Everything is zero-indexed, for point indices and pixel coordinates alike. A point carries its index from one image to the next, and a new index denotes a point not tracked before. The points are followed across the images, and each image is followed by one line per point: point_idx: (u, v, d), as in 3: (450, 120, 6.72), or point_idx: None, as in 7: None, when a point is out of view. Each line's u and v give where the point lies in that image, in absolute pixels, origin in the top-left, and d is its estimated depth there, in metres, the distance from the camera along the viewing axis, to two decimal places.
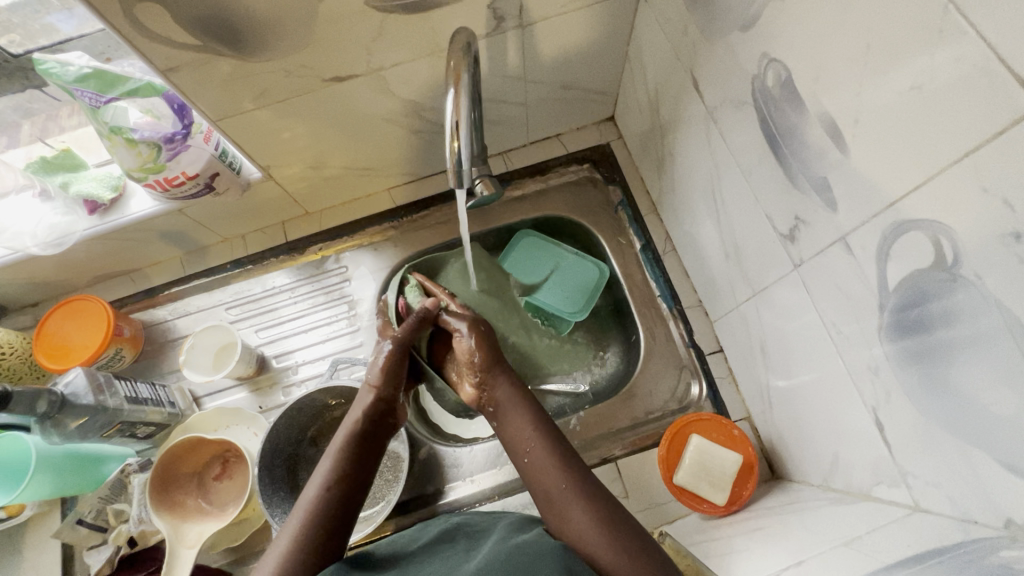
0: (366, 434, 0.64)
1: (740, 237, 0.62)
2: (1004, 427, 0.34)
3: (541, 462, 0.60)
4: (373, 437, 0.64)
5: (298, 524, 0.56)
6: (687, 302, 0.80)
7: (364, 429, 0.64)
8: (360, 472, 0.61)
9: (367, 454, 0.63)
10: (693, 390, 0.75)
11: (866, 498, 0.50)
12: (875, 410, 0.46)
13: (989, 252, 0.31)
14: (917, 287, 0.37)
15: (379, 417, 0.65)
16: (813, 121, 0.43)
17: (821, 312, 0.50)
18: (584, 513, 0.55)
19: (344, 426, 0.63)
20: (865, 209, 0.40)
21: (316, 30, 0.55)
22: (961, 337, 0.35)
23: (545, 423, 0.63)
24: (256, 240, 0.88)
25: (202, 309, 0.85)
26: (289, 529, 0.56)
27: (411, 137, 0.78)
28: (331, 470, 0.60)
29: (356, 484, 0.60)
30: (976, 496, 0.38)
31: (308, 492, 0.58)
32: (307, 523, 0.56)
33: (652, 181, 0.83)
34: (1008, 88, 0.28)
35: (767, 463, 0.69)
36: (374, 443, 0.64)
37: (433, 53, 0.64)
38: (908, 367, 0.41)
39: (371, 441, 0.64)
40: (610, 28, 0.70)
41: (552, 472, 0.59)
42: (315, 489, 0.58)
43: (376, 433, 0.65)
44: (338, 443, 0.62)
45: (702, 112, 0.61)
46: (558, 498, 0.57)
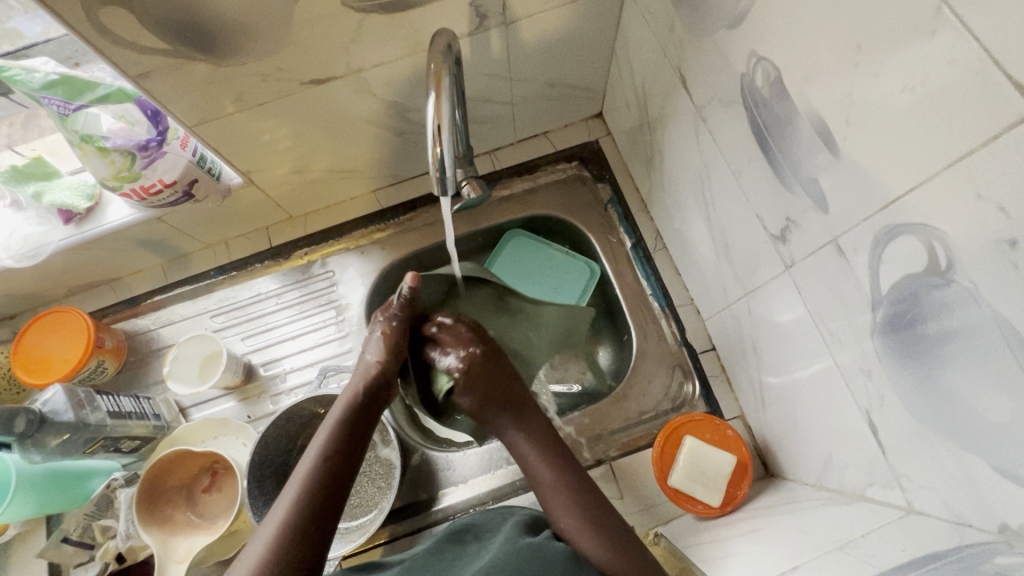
0: (362, 409, 0.61)
1: (731, 236, 0.61)
2: (998, 432, 0.33)
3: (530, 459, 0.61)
4: (368, 411, 0.61)
5: (293, 496, 0.54)
6: (678, 301, 0.79)
7: (362, 405, 0.61)
8: (352, 449, 0.59)
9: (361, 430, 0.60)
10: (686, 389, 0.75)
11: (861, 498, 0.50)
12: (868, 412, 0.46)
13: (983, 258, 0.31)
14: (910, 290, 0.37)
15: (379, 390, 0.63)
16: (802, 122, 0.42)
17: (813, 313, 0.50)
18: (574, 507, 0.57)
19: (341, 401, 0.61)
20: (858, 211, 0.39)
21: (291, 32, 0.54)
22: (956, 343, 0.34)
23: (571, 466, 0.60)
24: (239, 246, 0.85)
25: (186, 318, 0.83)
26: (283, 504, 0.54)
27: (395, 138, 0.76)
28: (326, 444, 0.58)
29: (348, 460, 0.58)
30: (970, 501, 0.37)
31: (302, 467, 0.56)
32: (301, 495, 0.54)
33: (641, 178, 0.82)
34: (1003, 93, 0.27)
35: (761, 462, 0.69)
36: (370, 416, 0.61)
37: (414, 53, 0.62)
38: (901, 370, 0.40)
39: (367, 415, 0.61)
40: (596, 23, 0.68)
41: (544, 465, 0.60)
42: (311, 464, 0.56)
43: (374, 406, 0.62)
44: (335, 416, 0.60)
45: (691, 109, 0.60)
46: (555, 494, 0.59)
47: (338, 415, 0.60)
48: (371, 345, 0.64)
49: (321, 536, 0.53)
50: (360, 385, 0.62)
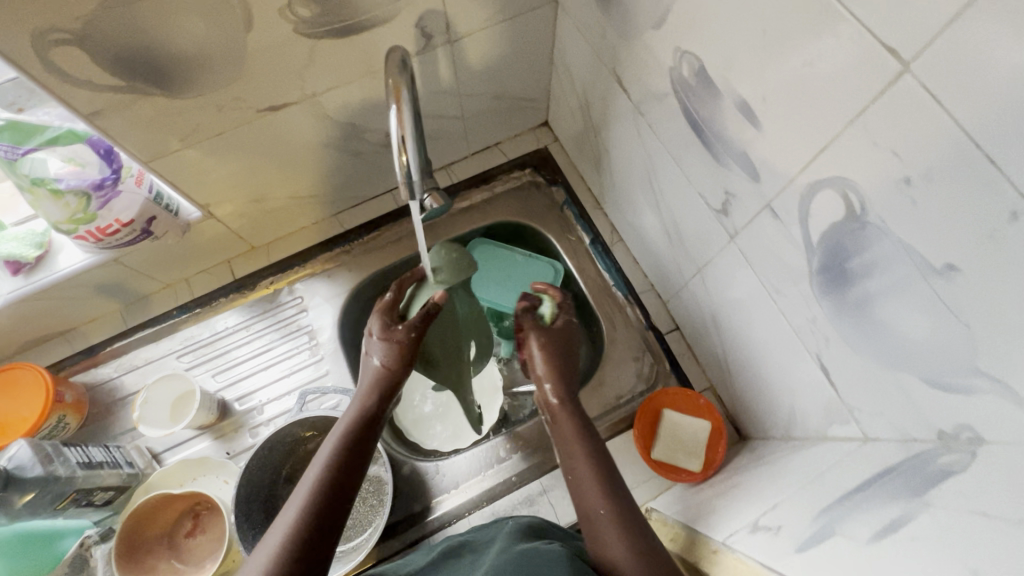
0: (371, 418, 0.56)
1: (680, 218, 0.66)
2: (920, 348, 0.39)
3: (584, 481, 0.54)
4: (377, 418, 0.57)
5: (296, 510, 0.48)
6: (640, 287, 0.84)
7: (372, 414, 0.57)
8: (351, 470, 0.52)
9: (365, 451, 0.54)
10: (657, 369, 0.79)
11: (824, 438, 0.54)
12: (818, 356, 0.51)
13: (887, 197, 0.36)
14: (836, 238, 0.42)
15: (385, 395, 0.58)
16: (726, 104, 0.47)
17: (761, 276, 0.54)
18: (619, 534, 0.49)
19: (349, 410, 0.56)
20: (783, 177, 0.45)
21: (246, 61, 0.55)
22: (879, 277, 0.39)
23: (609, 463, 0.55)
24: (202, 282, 0.84)
25: (152, 361, 0.81)
26: (284, 520, 0.48)
27: (352, 159, 0.78)
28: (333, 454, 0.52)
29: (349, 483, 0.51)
30: (912, 418, 0.42)
31: (298, 495, 0.50)
32: (303, 515, 0.48)
33: (592, 178, 0.87)
34: (880, 57, 0.33)
35: (734, 427, 0.74)
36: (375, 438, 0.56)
37: (366, 75, 0.64)
38: (840, 311, 0.45)
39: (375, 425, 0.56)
40: (533, 37, 0.73)
41: (592, 492, 0.53)
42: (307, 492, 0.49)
43: (380, 419, 0.57)
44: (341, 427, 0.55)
45: (630, 106, 0.65)
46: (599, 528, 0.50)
47: (341, 435, 0.54)
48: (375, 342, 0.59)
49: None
50: (366, 394, 0.57)
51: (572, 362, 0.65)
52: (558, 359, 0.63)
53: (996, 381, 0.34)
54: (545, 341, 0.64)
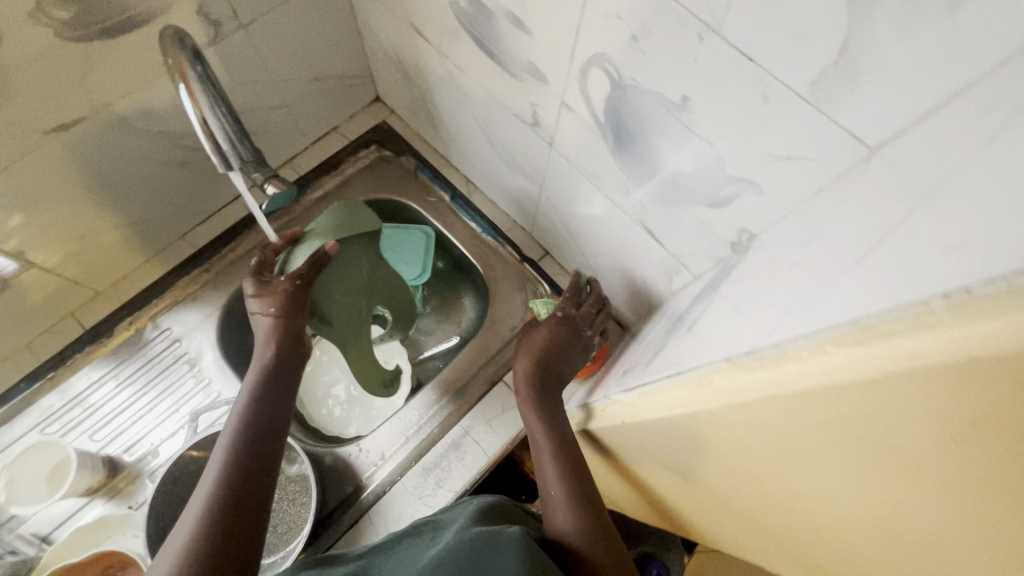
0: (278, 371, 0.61)
1: (511, 146, 0.72)
2: (696, 178, 0.46)
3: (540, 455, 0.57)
4: (283, 370, 0.61)
5: (219, 464, 0.52)
6: (506, 226, 0.89)
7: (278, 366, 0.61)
8: (252, 449, 0.54)
9: (264, 430, 0.56)
10: (540, 291, 0.85)
11: (672, 294, 0.63)
12: (643, 222, 0.59)
13: (630, 57, 0.43)
14: (614, 109, 0.49)
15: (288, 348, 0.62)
16: (500, 20, 0.52)
17: (583, 171, 0.61)
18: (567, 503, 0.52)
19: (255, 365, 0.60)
20: (562, 72, 0.51)
21: (9, 78, 0.51)
22: (648, 129, 0.47)
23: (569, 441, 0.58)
24: (45, 344, 0.76)
25: (6, 445, 0.72)
26: (210, 474, 0.52)
27: (179, 170, 0.74)
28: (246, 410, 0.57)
29: (253, 459, 0.53)
30: (714, 241, 0.51)
31: (203, 485, 0.51)
32: (225, 467, 0.52)
33: (435, 138, 0.91)
34: None
35: (616, 321, 0.82)
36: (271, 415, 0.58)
37: (161, 75, 0.62)
38: (640, 173, 0.53)
39: (283, 374, 0.61)
40: (330, 9, 0.74)
41: (548, 467, 0.55)
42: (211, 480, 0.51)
43: (288, 370, 0.61)
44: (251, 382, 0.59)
45: (436, 54, 0.69)
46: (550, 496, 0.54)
47: (239, 417, 0.56)
48: (253, 300, 0.62)
49: (238, 552, 0.47)
50: (270, 347, 0.61)
51: (557, 356, 0.65)
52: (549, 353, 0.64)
53: (745, 181, 0.42)
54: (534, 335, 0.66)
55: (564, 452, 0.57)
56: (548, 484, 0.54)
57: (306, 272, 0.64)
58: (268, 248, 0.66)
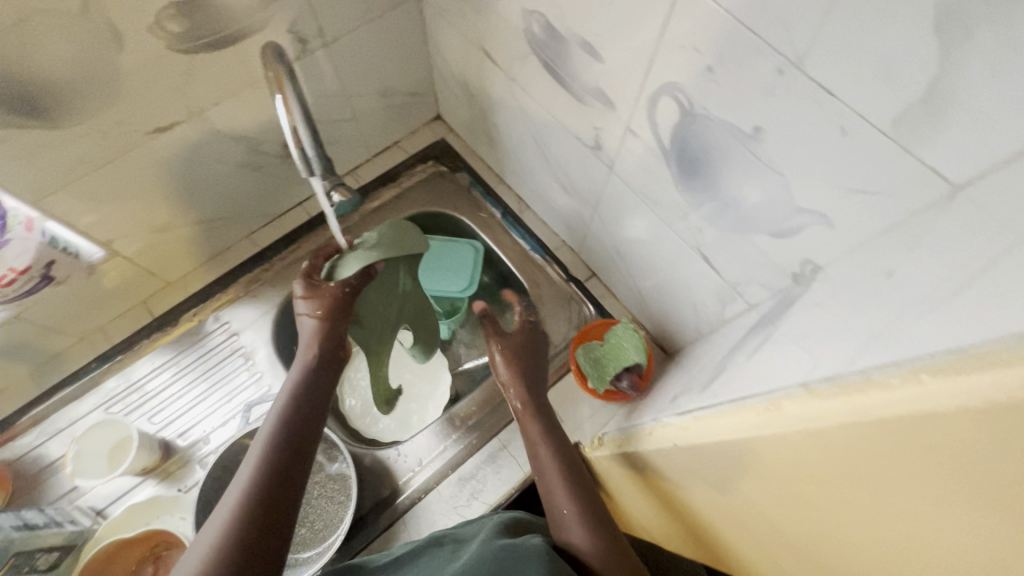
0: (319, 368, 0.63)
1: (568, 167, 0.74)
2: (761, 208, 0.47)
3: (549, 476, 0.58)
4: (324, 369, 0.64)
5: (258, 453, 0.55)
6: (554, 246, 0.91)
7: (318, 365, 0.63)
8: (287, 446, 0.57)
9: (302, 424, 0.59)
10: (584, 312, 0.86)
11: (723, 322, 0.63)
12: (699, 248, 0.59)
13: (703, 87, 0.44)
14: (681, 136, 0.50)
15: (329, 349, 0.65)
16: (573, 47, 0.54)
17: (642, 195, 0.62)
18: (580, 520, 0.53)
19: (298, 362, 0.63)
20: (630, 97, 0.52)
21: (122, 83, 0.56)
22: (714, 156, 0.47)
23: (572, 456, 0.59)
24: (117, 328, 0.81)
25: (76, 420, 0.77)
26: (250, 462, 0.55)
27: (254, 174, 0.79)
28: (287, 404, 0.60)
29: (288, 456, 0.56)
30: (774, 271, 0.51)
31: (240, 478, 0.54)
32: (264, 456, 0.55)
33: (490, 157, 0.94)
34: None
35: (660, 346, 0.81)
36: (309, 412, 0.60)
37: (250, 86, 0.67)
38: (701, 200, 0.53)
39: (324, 375, 0.63)
40: (405, 31, 0.79)
41: (557, 486, 0.57)
42: (247, 473, 0.54)
43: (329, 368, 0.64)
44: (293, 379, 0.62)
45: (503, 77, 0.72)
46: (563, 517, 0.55)
47: (280, 411, 0.59)
48: (302, 301, 0.66)
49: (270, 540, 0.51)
50: (312, 347, 0.64)
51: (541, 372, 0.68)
52: (522, 365, 0.67)
53: (814, 213, 0.42)
54: (504, 346, 0.68)
55: (575, 473, 0.58)
56: (557, 507, 0.55)
57: (356, 281, 0.67)
58: (319, 256, 0.70)
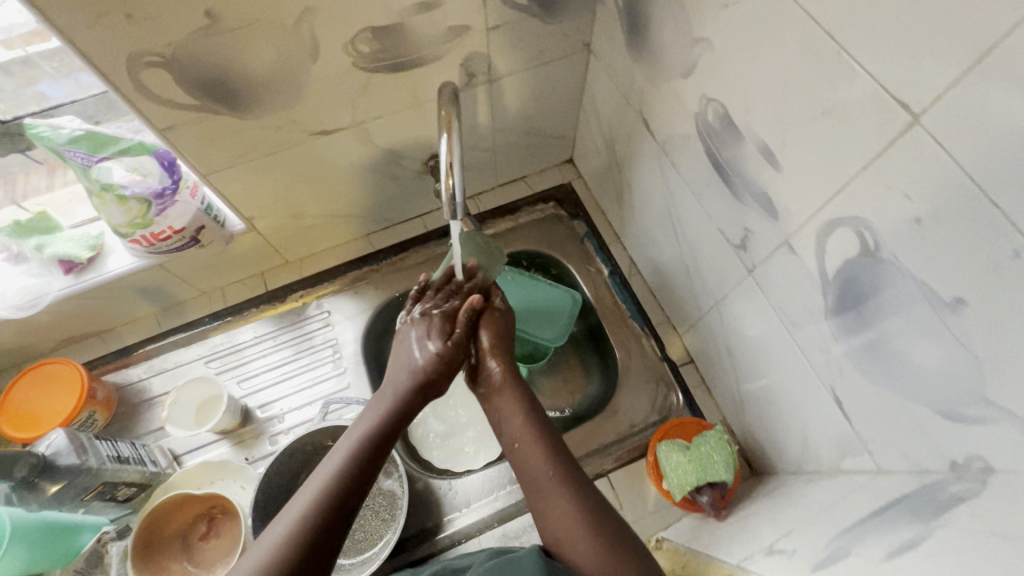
0: (425, 386, 0.62)
1: (698, 252, 0.69)
2: (931, 379, 0.41)
3: (554, 497, 0.54)
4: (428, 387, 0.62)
5: (347, 449, 0.54)
6: (656, 319, 0.87)
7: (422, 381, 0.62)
8: (380, 446, 0.56)
9: (393, 432, 0.58)
10: (671, 399, 0.81)
11: (837, 472, 0.56)
12: (832, 387, 0.53)
13: (901, 235, 0.39)
14: (852, 272, 0.45)
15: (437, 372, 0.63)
16: (749, 146, 0.51)
17: (779, 311, 0.57)
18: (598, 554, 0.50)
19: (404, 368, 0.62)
20: (801, 214, 0.48)
21: (305, 89, 0.60)
22: (891, 307, 0.42)
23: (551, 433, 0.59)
24: (235, 292, 0.88)
25: (180, 365, 0.84)
26: (337, 455, 0.54)
27: (389, 183, 0.83)
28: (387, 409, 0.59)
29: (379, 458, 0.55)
30: (925, 449, 0.44)
31: (334, 458, 0.54)
32: (352, 455, 0.54)
33: (613, 213, 0.92)
34: (892, 109, 0.36)
35: (747, 460, 0.74)
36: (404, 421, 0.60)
37: (411, 107, 0.70)
38: (855, 342, 0.47)
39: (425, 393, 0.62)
40: (565, 78, 0.79)
41: (569, 515, 0.53)
42: (341, 457, 0.53)
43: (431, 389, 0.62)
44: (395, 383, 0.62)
45: (654, 146, 0.70)
46: (573, 544, 0.52)
47: (377, 413, 0.58)
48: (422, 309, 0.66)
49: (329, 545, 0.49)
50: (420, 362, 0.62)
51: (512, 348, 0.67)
52: (503, 344, 0.67)
53: (1006, 413, 0.36)
54: (492, 326, 0.67)
55: (589, 495, 0.54)
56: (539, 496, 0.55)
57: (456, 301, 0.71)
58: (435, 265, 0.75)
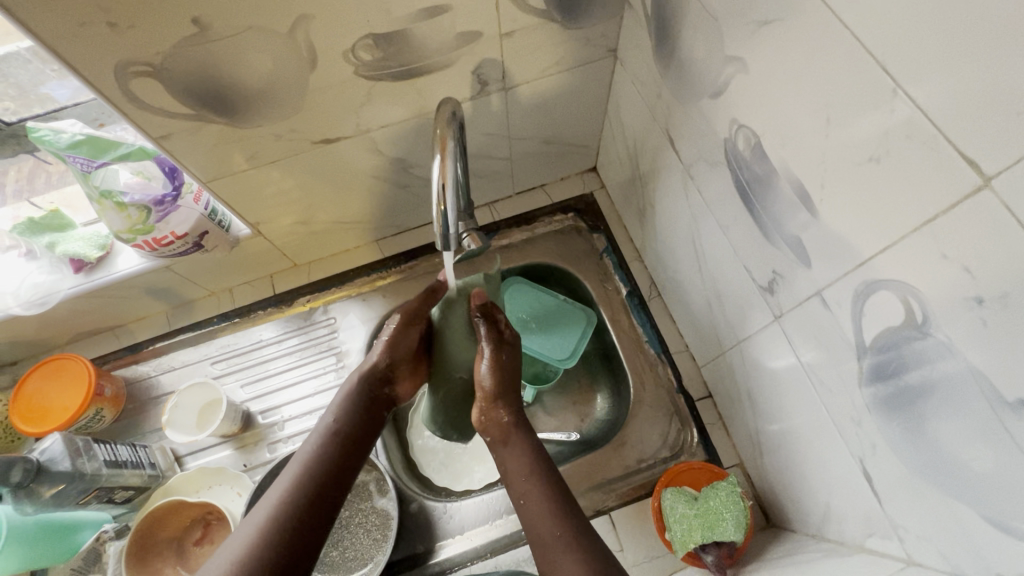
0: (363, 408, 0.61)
1: (721, 285, 0.63)
2: (982, 481, 0.34)
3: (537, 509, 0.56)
4: (367, 409, 0.62)
5: (293, 476, 0.54)
6: (674, 347, 0.81)
7: (362, 399, 0.62)
8: (328, 472, 0.55)
9: (342, 450, 0.57)
10: (685, 436, 0.75)
11: (861, 549, 0.50)
12: (862, 460, 0.47)
13: (954, 313, 0.33)
14: (892, 342, 0.39)
15: (375, 388, 0.63)
16: (781, 183, 0.45)
17: (806, 365, 0.51)
18: (573, 562, 0.52)
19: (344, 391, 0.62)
20: (838, 268, 0.42)
21: (305, 98, 0.57)
22: (937, 390, 0.36)
23: (538, 454, 0.60)
24: (243, 293, 0.87)
25: (187, 364, 0.84)
26: (282, 484, 0.53)
27: (398, 191, 0.79)
28: (332, 425, 0.59)
29: (335, 471, 0.56)
30: (967, 553, 0.38)
31: (281, 483, 0.53)
32: (298, 481, 0.53)
33: (635, 229, 0.86)
34: (957, 165, 0.30)
35: (762, 511, 0.68)
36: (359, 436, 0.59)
37: (420, 116, 0.66)
38: (890, 418, 0.41)
39: (366, 414, 0.61)
40: (588, 86, 0.73)
41: (547, 519, 0.55)
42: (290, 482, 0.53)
43: (371, 407, 0.62)
44: (337, 405, 0.61)
45: (679, 167, 0.63)
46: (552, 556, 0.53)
47: (322, 432, 0.58)
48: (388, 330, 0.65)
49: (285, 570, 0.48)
50: (354, 384, 0.63)
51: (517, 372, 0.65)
52: (504, 379, 0.63)
53: None
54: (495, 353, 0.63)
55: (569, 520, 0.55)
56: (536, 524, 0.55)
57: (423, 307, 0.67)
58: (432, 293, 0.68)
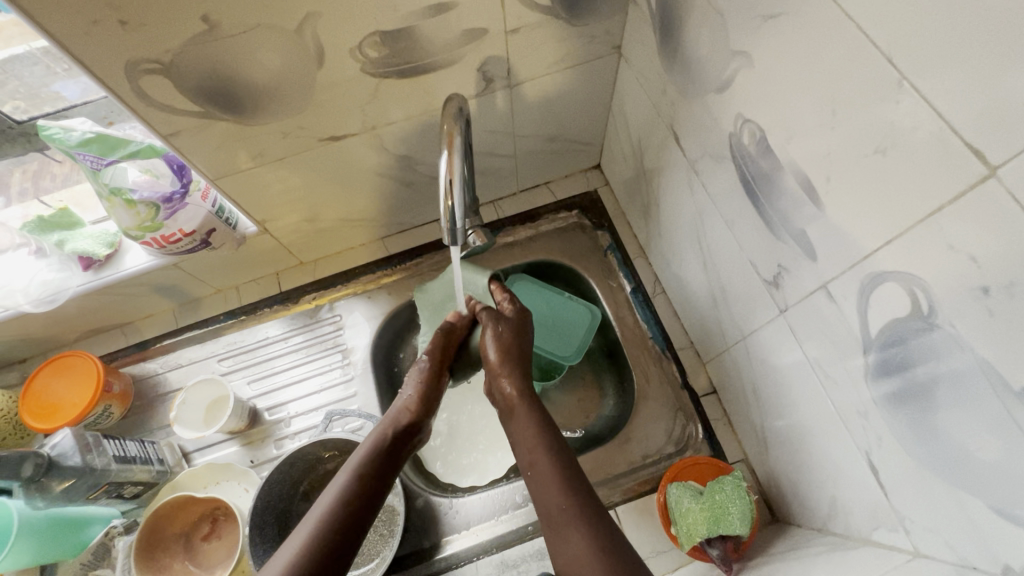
0: (393, 445, 0.60)
1: (726, 280, 0.64)
2: (990, 472, 0.35)
3: (545, 478, 0.55)
4: (397, 448, 0.60)
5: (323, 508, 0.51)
6: (679, 344, 0.81)
7: (393, 438, 0.60)
8: (356, 509, 0.53)
9: (372, 486, 0.55)
10: (690, 432, 0.75)
11: (866, 542, 0.50)
12: (867, 453, 0.47)
13: (961, 303, 0.33)
14: (898, 333, 0.39)
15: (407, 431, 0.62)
16: (787, 177, 0.45)
17: (812, 359, 0.51)
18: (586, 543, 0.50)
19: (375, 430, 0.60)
20: (843, 260, 0.42)
21: (312, 96, 0.58)
22: (943, 381, 0.36)
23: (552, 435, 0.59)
24: (250, 290, 0.87)
25: (194, 361, 0.84)
26: (311, 517, 0.51)
27: (403, 189, 0.80)
28: (361, 463, 0.56)
29: (364, 508, 0.53)
30: (974, 544, 0.38)
31: (309, 519, 0.51)
32: (325, 515, 0.51)
33: (639, 226, 0.86)
34: (963, 155, 0.30)
35: (767, 506, 0.69)
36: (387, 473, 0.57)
37: (425, 113, 0.66)
38: (896, 410, 0.42)
39: (395, 454, 0.59)
40: (592, 82, 0.73)
41: (553, 490, 0.54)
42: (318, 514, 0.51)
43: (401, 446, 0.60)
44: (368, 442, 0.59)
45: (684, 163, 0.64)
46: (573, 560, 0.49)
47: (352, 468, 0.56)
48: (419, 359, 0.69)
49: None
50: (386, 423, 0.62)
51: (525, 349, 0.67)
52: (509, 347, 0.65)
53: None
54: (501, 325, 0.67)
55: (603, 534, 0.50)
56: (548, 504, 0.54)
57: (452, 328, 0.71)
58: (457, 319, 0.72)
